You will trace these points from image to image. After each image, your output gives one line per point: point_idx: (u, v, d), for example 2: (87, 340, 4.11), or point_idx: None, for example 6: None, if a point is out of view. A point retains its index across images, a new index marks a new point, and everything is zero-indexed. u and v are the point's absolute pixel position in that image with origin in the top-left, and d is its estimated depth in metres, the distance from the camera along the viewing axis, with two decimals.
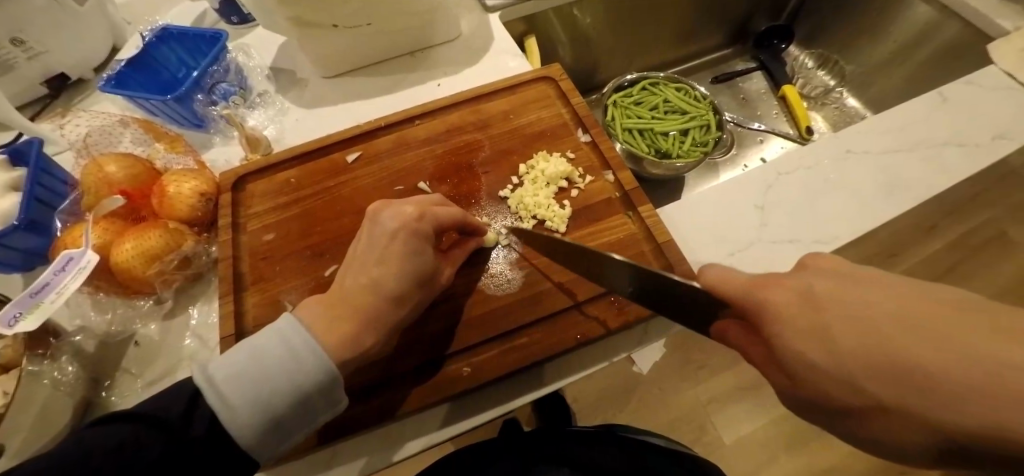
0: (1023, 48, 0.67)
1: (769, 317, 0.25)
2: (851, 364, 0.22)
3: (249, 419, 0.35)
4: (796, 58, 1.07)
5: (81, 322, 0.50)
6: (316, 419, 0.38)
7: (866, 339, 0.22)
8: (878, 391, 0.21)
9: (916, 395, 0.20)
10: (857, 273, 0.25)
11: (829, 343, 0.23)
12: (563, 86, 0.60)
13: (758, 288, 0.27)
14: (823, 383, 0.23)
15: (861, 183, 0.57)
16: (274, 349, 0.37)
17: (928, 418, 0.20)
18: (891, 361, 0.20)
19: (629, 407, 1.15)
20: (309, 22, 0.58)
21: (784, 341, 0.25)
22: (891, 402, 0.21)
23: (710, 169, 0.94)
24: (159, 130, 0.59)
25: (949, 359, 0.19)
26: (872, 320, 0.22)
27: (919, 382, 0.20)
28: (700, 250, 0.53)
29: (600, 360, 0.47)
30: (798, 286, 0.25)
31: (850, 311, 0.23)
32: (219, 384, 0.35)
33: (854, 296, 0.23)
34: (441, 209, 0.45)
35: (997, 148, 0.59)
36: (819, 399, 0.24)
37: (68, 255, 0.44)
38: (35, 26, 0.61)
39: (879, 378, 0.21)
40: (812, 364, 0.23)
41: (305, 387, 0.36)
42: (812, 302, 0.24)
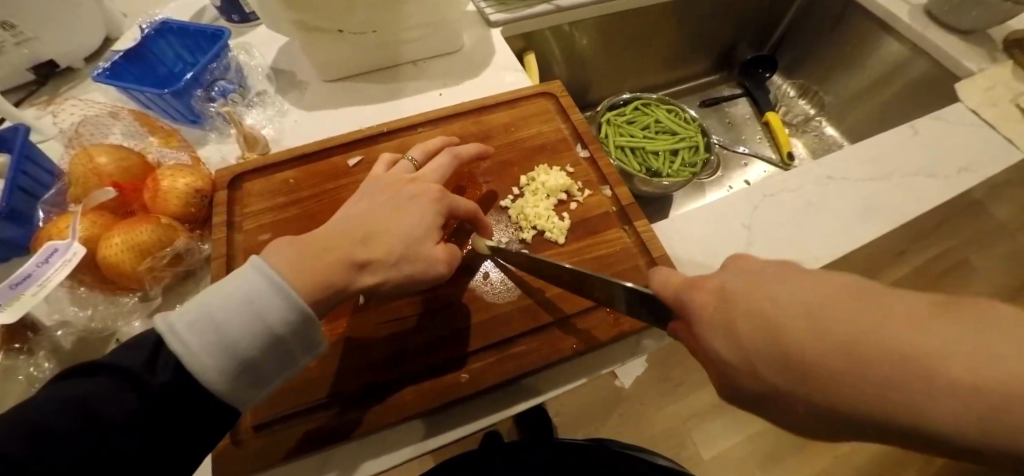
0: (986, 88, 0.73)
1: (696, 317, 0.28)
2: (753, 356, 0.24)
3: (221, 363, 0.34)
4: (779, 87, 1.12)
5: (60, 316, 0.48)
6: (292, 362, 0.37)
7: (762, 332, 0.24)
8: (777, 378, 0.23)
9: (805, 380, 0.22)
10: (760, 268, 0.27)
11: (735, 338, 0.25)
12: (562, 102, 0.61)
13: (687, 289, 0.29)
14: (737, 374, 0.25)
15: (841, 208, 0.60)
16: (222, 295, 0.35)
17: (814, 397, 0.22)
18: (785, 352, 0.23)
19: (612, 422, 1.16)
20: (313, 27, 0.58)
21: (705, 339, 0.27)
22: (786, 384, 0.23)
23: (697, 189, 0.97)
24: (154, 124, 0.58)
25: (829, 343, 0.21)
26: (766, 312, 0.24)
27: (806, 369, 0.22)
28: (691, 266, 0.54)
29: (593, 370, 0.48)
30: (715, 286, 0.27)
31: (750, 307, 0.25)
32: (184, 332, 0.33)
33: (754, 292, 0.25)
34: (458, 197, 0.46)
35: (964, 180, 0.63)
36: (737, 389, 0.26)
37: (53, 246, 0.43)
38: (28, 12, 0.60)
39: (777, 367, 0.23)
40: (727, 359, 0.26)
41: (272, 329, 0.35)
42: (724, 301, 0.26)
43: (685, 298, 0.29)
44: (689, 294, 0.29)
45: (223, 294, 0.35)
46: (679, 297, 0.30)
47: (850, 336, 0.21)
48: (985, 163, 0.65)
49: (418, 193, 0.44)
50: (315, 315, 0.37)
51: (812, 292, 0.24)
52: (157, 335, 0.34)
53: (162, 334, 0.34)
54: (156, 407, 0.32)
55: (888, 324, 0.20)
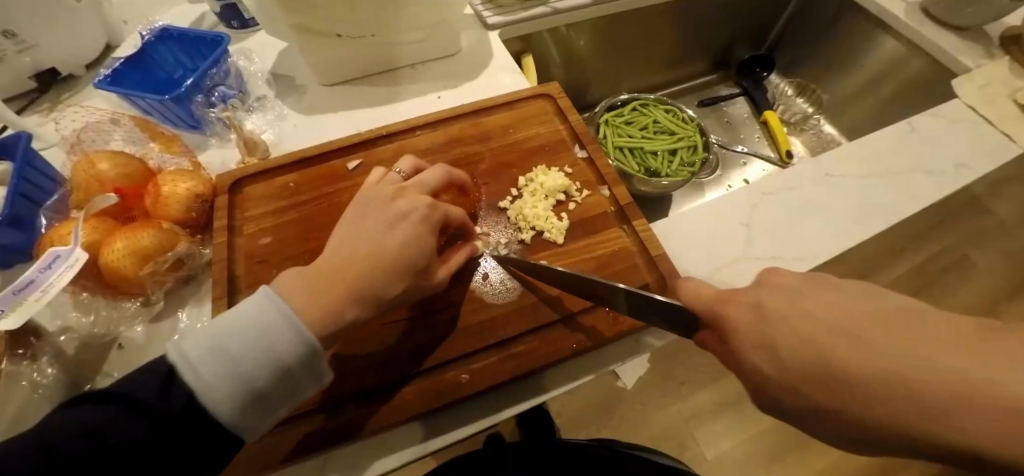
0: (983, 85, 0.73)
1: (730, 331, 0.29)
2: (799, 376, 0.25)
3: (232, 395, 0.34)
4: (777, 86, 1.12)
5: (63, 322, 0.49)
6: (300, 394, 0.37)
7: (808, 350, 0.25)
8: (822, 397, 0.24)
9: (852, 399, 0.23)
10: (803, 283, 0.27)
11: (778, 356, 0.26)
12: (560, 103, 0.62)
13: (720, 303, 0.30)
14: (776, 389, 0.26)
15: (839, 205, 0.60)
16: (244, 326, 0.36)
17: (862, 417, 0.23)
18: (830, 370, 0.24)
19: (613, 423, 1.16)
20: (312, 31, 0.59)
21: (743, 354, 0.28)
22: (831, 403, 0.24)
23: (696, 189, 0.97)
24: (155, 130, 0.58)
25: (879, 364, 0.22)
26: (809, 332, 0.25)
27: (855, 388, 0.23)
28: (690, 265, 0.54)
29: (592, 370, 0.48)
30: (751, 301, 0.28)
31: (796, 325, 0.26)
32: (195, 365, 0.34)
33: (795, 310, 0.26)
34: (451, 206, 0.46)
35: (962, 176, 0.63)
36: (776, 403, 0.27)
37: (55, 252, 0.43)
38: (30, 20, 0.60)
39: (823, 386, 0.24)
40: (768, 374, 0.26)
41: (284, 360, 0.36)
42: (763, 318, 0.27)
43: (717, 312, 0.30)
44: (722, 307, 0.30)
45: (234, 325, 0.36)
46: (709, 309, 0.31)
47: (901, 359, 0.22)
48: (981, 159, 0.65)
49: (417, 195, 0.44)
50: (321, 347, 0.37)
51: (855, 311, 0.25)
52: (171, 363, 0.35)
53: (174, 363, 0.35)
54: (171, 433, 0.34)
55: (939, 353, 0.21)
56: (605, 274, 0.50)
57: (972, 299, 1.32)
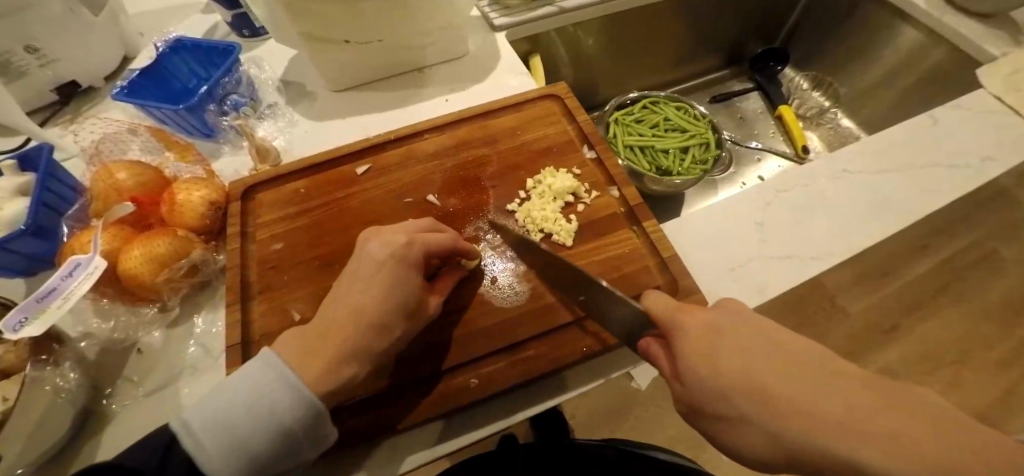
0: (1010, 74, 0.70)
1: (680, 336, 0.33)
2: (724, 384, 0.29)
3: (233, 463, 0.35)
4: (792, 80, 1.10)
5: (84, 328, 0.50)
6: (304, 455, 0.38)
7: (738, 366, 0.29)
8: (742, 407, 0.28)
9: (766, 410, 0.27)
10: (753, 315, 0.32)
11: (714, 366, 0.29)
12: (568, 103, 0.61)
13: (680, 314, 0.34)
14: (705, 397, 0.30)
15: (856, 203, 0.58)
16: (246, 392, 0.36)
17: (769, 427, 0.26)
18: (757, 385, 0.28)
19: (627, 425, 1.15)
20: (320, 38, 0.59)
21: (683, 362, 0.31)
22: (747, 412, 0.28)
23: (709, 187, 0.95)
24: (170, 139, 0.59)
25: (796, 388, 0.26)
26: (749, 352, 0.29)
27: (769, 400, 0.27)
28: (703, 266, 0.53)
29: (601, 375, 0.47)
30: (708, 319, 0.32)
31: (736, 344, 0.30)
32: (199, 436, 0.35)
33: (741, 335, 0.30)
34: (430, 234, 0.44)
35: (988, 169, 0.61)
36: (703, 410, 0.30)
37: (76, 260, 0.44)
38: (50, 34, 0.62)
39: (745, 397, 0.28)
40: (700, 379, 0.30)
41: (286, 425, 0.36)
42: (714, 333, 0.31)
43: (674, 321, 0.34)
44: (680, 318, 0.34)
45: (236, 392, 0.36)
46: (668, 320, 0.35)
47: (811, 384, 0.26)
48: (1007, 151, 0.63)
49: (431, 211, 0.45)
50: (325, 408, 0.38)
51: (786, 344, 0.29)
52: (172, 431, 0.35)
53: (176, 431, 0.35)
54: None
55: (842, 386, 0.25)
56: (614, 277, 0.49)
57: (1000, 295, 1.28)
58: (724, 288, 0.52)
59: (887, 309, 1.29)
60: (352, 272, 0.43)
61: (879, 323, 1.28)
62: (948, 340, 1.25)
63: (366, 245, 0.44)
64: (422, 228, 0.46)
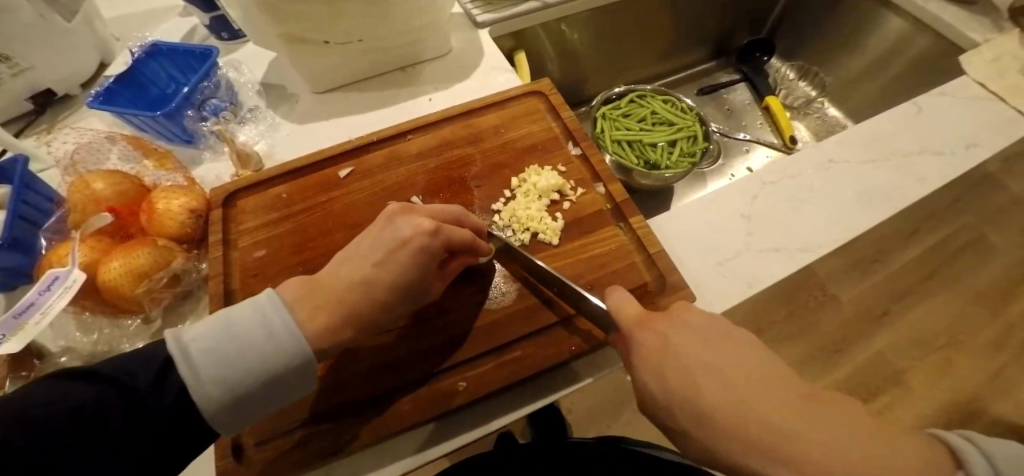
0: (992, 59, 0.70)
1: (636, 348, 0.33)
2: (673, 403, 0.30)
3: (224, 394, 0.35)
4: (779, 70, 1.10)
5: (66, 342, 0.49)
6: (286, 399, 0.38)
7: (683, 383, 0.30)
8: (685, 424, 0.29)
9: (710, 434, 0.28)
10: (703, 323, 0.33)
11: (664, 382, 0.31)
12: (553, 100, 0.61)
13: (638, 326, 0.35)
14: (656, 409, 0.31)
15: (842, 193, 0.58)
16: (249, 325, 0.37)
17: (715, 449, 0.28)
18: (703, 408, 0.29)
19: (622, 420, 1.15)
20: (299, 40, 0.58)
21: (640, 374, 0.32)
22: (694, 431, 0.29)
23: (698, 179, 0.95)
24: (148, 146, 0.58)
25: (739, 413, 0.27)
26: (699, 373, 0.30)
27: (714, 424, 0.28)
28: (691, 261, 0.53)
29: (591, 373, 0.47)
30: (663, 333, 0.33)
31: (685, 359, 0.31)
32: (195, 359, 0.35)
33: (692, 351, 0.31)
34: (455, 227, 0.44)
35: (973, 155, 0.61)
36: (655, 419, 0.32)
37: (54, 273, 0.43)
38: (22, 43, 0.61)
39: (692, 419, 0.29)
40: (653, 395, 0.31)
41: (282, 363, 0.37)
42: (667, 348, 0.32)
43: (632, 332, 0.35)
44: (637, 329, 0.34)
45: (234, 324, 0.37)
46: (626, 327, 0.35)
47: (746, 402, 0.28)
48: (989, 136, 0.63)
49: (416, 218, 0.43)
50: (315, 357, 0.38)
51: (729, 355, 0.31)
52: (170, 352, 0.36)
53: (173, 353, 0.35)
54: (154, 424, 0.34)
55: (777, 403, 0.27)
56: (601, 274, 0.49)
57: (987, 278, 1.29)
58: (712, 281, 0.52)
59: (878, 295, 1.31)
60: (375, 248, 0.42)
61: (871, 309, 1.29)
62: (937, 324, 1.26)
63: (394, 221, 0.43)
64: (449, 217, 0.46)
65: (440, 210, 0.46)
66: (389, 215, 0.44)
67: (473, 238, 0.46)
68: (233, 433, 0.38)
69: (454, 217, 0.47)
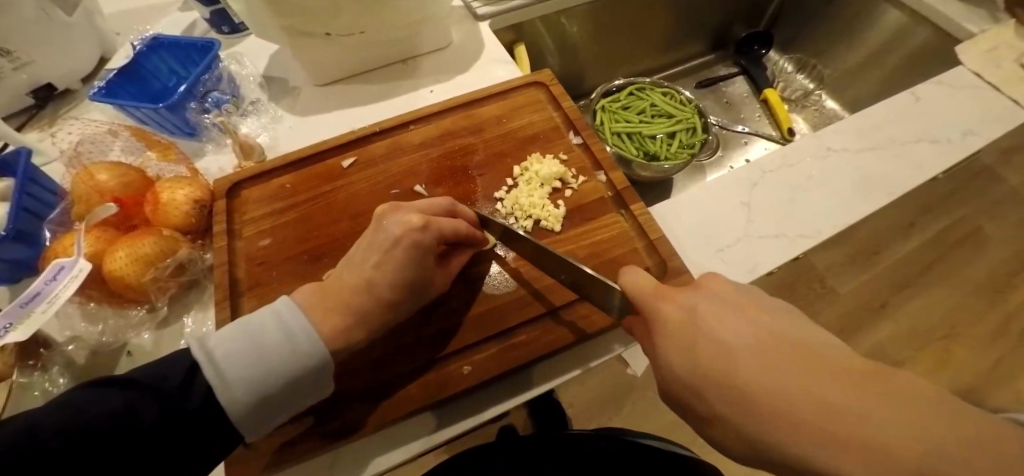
0: (988, 50, 0.71)
1: (660, 323, 0.33)
2: (701, 378, 0.29)
3: (248, 397, 0.36)
4: (776, 63, 1.10)
5: (71, 332, 0.49)
6: (306, 401, 0.39)
7: (712, 360, 0.29)
8: (711, 399, 0.29)
9: (738, 410, 0.27)
10: (739, 298, 0.32)
11: (691, 359, 0.30)
12: (553, 90, 0.61)
13: (658, 299, 0.34)
14: (682, 383, 0.31)
15: (841, 180, 0.59)
16: (269, 330, 0.38)
17: (744, 426, 0.27)
18: (732, 383, 0.28)
19: (624, 413, 1.16)
20: (300, 32, 0.58)
21: (665, 349, 0.32)
22: (723, 409, 0.28)
23: (697, 171, 0.96)
24: (151, 138, 0.59)
25: (777, 386, 0.26)
26: (725, 345, 0.29)
27: (744, 397, 0.27)
28: (692, 249, 0.54)
29: (592, 358, 0.48)
30: (687, 307, 0.32)
31: (715, 331, 0.30)
32: (219, 362, 0.36)
33: (719, 323, 0.30)
34: (445, 220, 0.44)
35: (968, 144, 0.62)
36: (682, 399, 0.31)
37: (60, 263, 0.43)
38: (23, 37, 0.61)
39: (718, 393, 0.28)
40: (678, 374, 0.31)
41: (301, 366, 0.38)
42: (691, 321, 0.31)
43: (654, 307, 0.34)
44: (660, 302, 0.34)
45: (255, 329, 0.38)
46: (647, 304, 0.35)
47: (781, 373, 0.26)
48: (988, 125, 0.64)
49: (408, 215, 0.43)
50: (331, 359, 0.39)
51: (764, 327, 0.29)
52: (194, 358, 0.37)
53: (197, 359, 0.37)
54: (182, 428, 0.35)
55: (814, 371, 0.26)
56: (602, 261, 0.49)
57: (983, 271, 1.31)
58: (712, 267, 0.52)
59: (876, 287, 1.31)
60: (372, 251, 0.42)
61: (869, 301, 1.30)
62: (934, 317, 1.27)
63: (383, 223, 0.43)
64: (440, 210, 0.46)
65: (431, 204, 0.46)
66: (380, 215, 0.44)
67: (469, 227, 0.47)
68: (258, 435, 0.39)
69: (445, 209, 0.47)
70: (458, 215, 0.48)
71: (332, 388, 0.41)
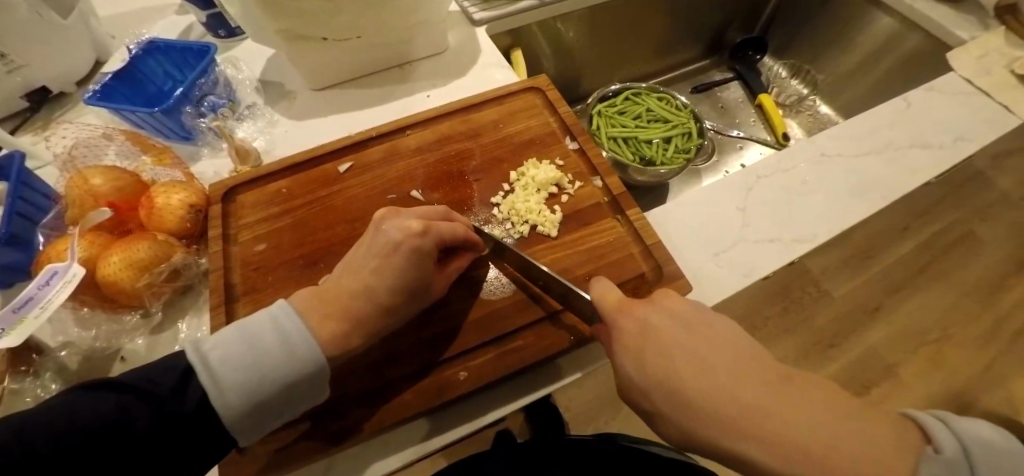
0: (979, 57, 0.72)
1: (617, 334, 0.35)
2: (653, 386, 0.31)
3: (243, 402, 0.36)
4: (771, 68, 1.12)
5: (64, 337, 0.49)
6: (303, 406, 0.39)
7: (663, 371, 0.31)
8: (658, 402, 0.31)
9: (684, 414, 0.30)
10: (686, 309, 0.34)
11: (641, 367, 0.32)
12: (550, 96, 0.61)
13: (616, 311, 0.36)
14: (636, 391, 0.33)
15: (834, 185, 0.59)
16: (265, 334, 0.38)
17: (688, 429, 0.30)
18: (681, 391, 0.30)
19: (620, 416, 1.16)
20: (297, 36, 0.58)
21: (621, 359, 0.34)
22: (671, 414, 0.31)
23: (693, 176, 0.96)
24: (147, 142, 0.58)
25: (720, 395, 0.29)
26: (674, 356, 0.31)
27: (690, 405, 0.30)
28: (688, 254, 0.54)
29: (589, 362, 0.48)
30: (642, 319, 0.34)
31: (665, 343, 0.32)
32: (215, 368, 0.36)
33: (670, 335, 0.32)
34: (445, 224, 0.44)
35: (960, 149, 0.63)
36: (633, 399, 0.34)
37: (52, 268, 0.43)
38: (17, 40, 0.60)
39: (668, 399, 0.31)
40: (629, 378, 0.33)
41: (296, 372, 0.38)
42: (645, 333, 0.33)
43: (612, 318, 0.36)
44: (617, 314, 0.36)
45: (251, 334, 0.38)
46: (609, 315, 0.37)
47: (717, 380, 0.30)
48: (978, 130, 0.65)
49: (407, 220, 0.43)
50: (328, 364, 0.39)
51: (707, 339, 0.32)
52: (188, 363, 0.37)
53: (192, 363, 0.36)
54: (177, 432, 0.35)
55: (745, 379, 0.29)
56: (599, 266, 0.50)
57: (974, 274, 1.32)
58: (708, 272, 0.52)
59: (870, 291, 1.32)
60: (369, 256, 0.42)
61: (864, 304, 1.31)
62: (929, 320, 1.28)
63: (382, 227, 0.43)
64: (437, 215, 0.47)
65: (429, 211, 0.46)
66: (378, 221, 0.44)
67: (467, 231, 0.47)
68: (255, 439, 0.39)
69: (441, 215, 0.47)
70: (454, 220, 0.48)
71: (328, 393, 0.41)
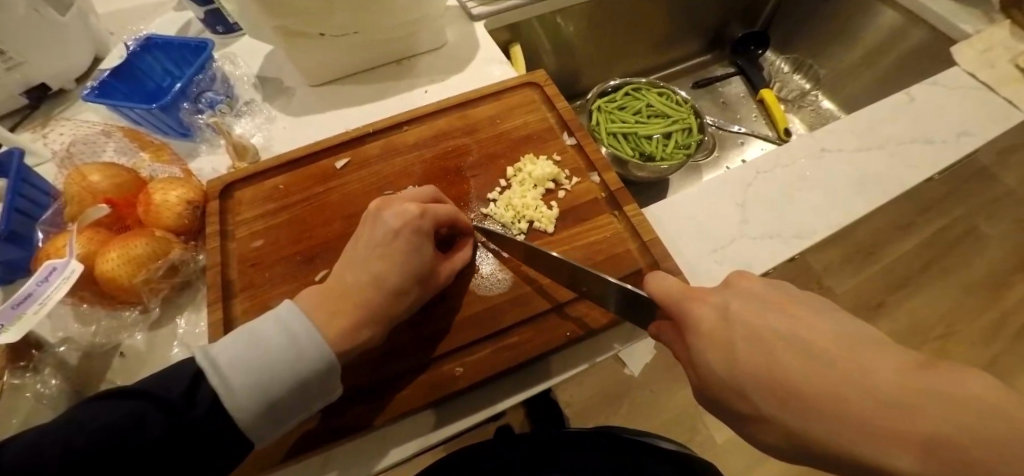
0: (984, 50, 0.71)
1: (691, 326, 0.32)
2: (744, 378, 0.28)
3: (254, 404, 0.36)
4: (773, 62, 1.10)
5: (64, 333, 0.49)
6: (316, 405, 0.39)
7: (755, 360, 0.28)
8: (763, 404, 0.28)
9: (784, 408, 0.26)
10: (767, 295, 0.31)
11: (730, 357, 0.29)
12: (548, 91, 0.61)
13: (688, 301, 0.34)
14: (716, 386, 0.30)
15: (834, 180, 0.59)
16: (272, 336, 0.38)
17: (789, 427, 0.26)
18: (779, 381, 0.27)
19: (620, 413, 1.16)
20: (294, 32, 0.58)
21: (701, 352, 0.31)
22: (772, 410, 0.27)
23: (693, 172, 0.96)
24: (145, 139, 0.59)
25: (831, 384, 0.25)
26: (768, 344, 0.28)
27: (791, 396, 0.26)
28: (686, 251, 0.53)
29: (589, 358, 0.48)
30: (719, 304, 0.32)
31: (750, 328, 0.29)
32: (224, 369, 0.36)
33: (757, 320, 0.29)
34: (440, 206, 0.46)
35: (963, 145, 0.62)
36: (722, 399, 0.30)
37: (51, 265, 0.43)
38: (16, 38, 0.60)
39: (764, 393, 0.27)
40: (717, 373, 0.30)
41: (304, 371, 0.38)
42: (726, 319, 0.31)
43: (683, 309, 0.34)
44: (688, 303, 0.34)
45: (258, 337, 0.38)
46: (679, 306, 0.34)
47: (834, 361, 0.26)
48: (982, 126, 0.64)
49: (402, 216, 0.43)
50: (338, 361, 0.39)
51: (803, 322, 0.29)
52: (198, 367, 0.37)
53: (202, 367, 0.36)
54: (191, 437, 0.35)
55: (868, 364, 0.25)
56: (596, 261, 0.50)
57: (978, 271, 1.32)
58: (708, 267, 0.52)
59: (873, 287, 1.31)
60: (368, 248, 0.42)
61: (866, 300, 1.30)
62: (934, 315, 1.27)
63: (381, 216, 0.44)
64: (427, 197, 0.47)
65: (417, 193, 0.47)
66: (375, 212, 0.45)
67: (462, 217, 0.48)
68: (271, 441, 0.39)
69: (428, 197, 0.48)
70: (445, 202, 0.49)
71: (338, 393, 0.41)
